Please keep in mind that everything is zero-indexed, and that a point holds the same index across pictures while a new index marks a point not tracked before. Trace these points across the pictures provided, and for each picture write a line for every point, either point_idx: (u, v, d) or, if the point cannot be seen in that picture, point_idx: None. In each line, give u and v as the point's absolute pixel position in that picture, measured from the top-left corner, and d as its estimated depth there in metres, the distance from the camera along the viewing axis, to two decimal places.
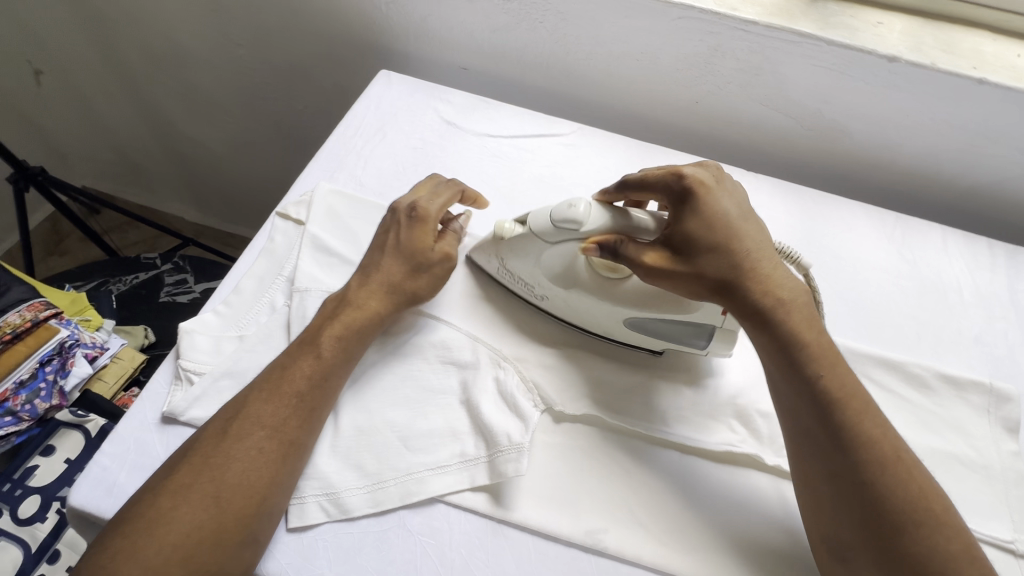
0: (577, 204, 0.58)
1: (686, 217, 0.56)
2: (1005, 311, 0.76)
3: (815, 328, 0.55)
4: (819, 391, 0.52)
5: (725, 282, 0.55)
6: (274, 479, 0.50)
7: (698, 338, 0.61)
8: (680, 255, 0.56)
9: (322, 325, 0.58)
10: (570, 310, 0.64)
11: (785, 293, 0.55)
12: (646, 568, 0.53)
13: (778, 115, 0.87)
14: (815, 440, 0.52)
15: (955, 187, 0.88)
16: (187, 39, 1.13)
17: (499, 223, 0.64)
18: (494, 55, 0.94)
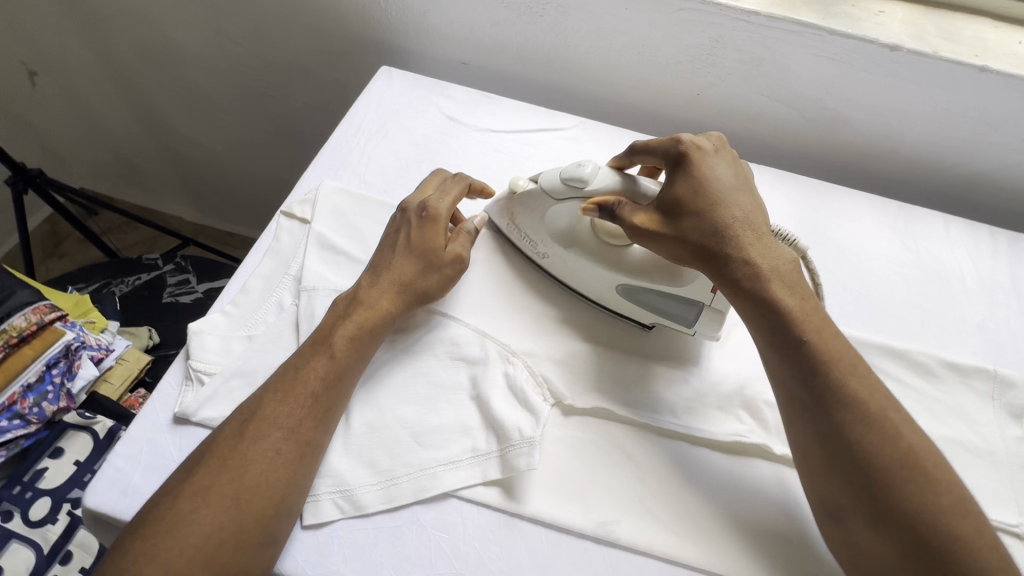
0: (587, 165, 0.62)
1: (676, 182, 0.60)
2: (1007, 297, 0.76)
3: (798, 290, 0.56)
4: (798, 349, 0.53)
5: (705, 245, 0.57)
6: (292, 480, 0.51)
7: (687, 317, 0.63)
8: (665, 218, 0.59)
9: (334, 324, 0.58)
10: (568, 270, 0.67)
11: (766, 257, 0.57)
12: (658, 558, 0.53)
13: (779, 106, 0.87)
14: (798, 402, 0.53)
15: (957, 176, 0.88)
16: (184, 36, 1.12)
17: (514, 180, 0.68)
18: (495, 49, 0.93)
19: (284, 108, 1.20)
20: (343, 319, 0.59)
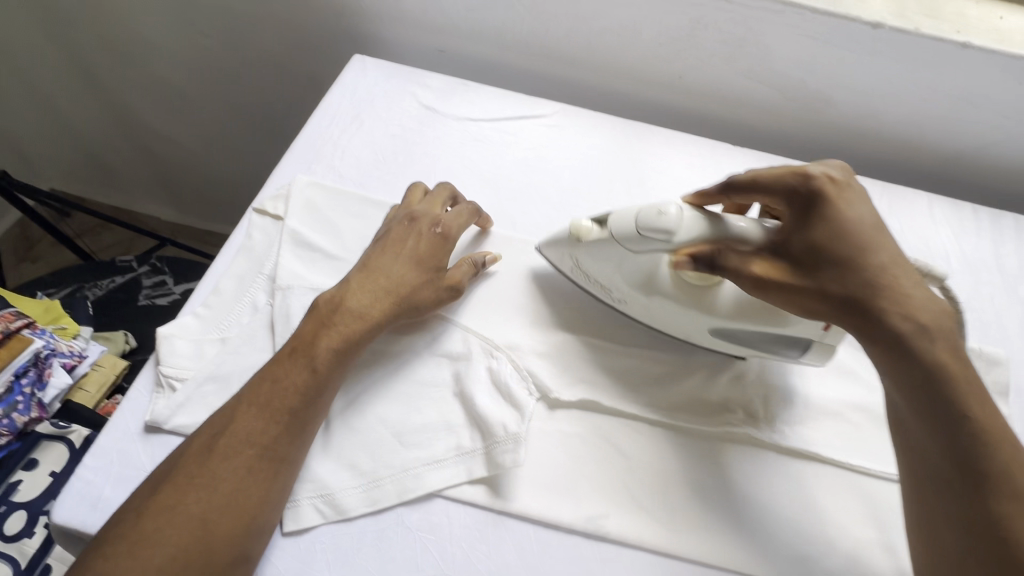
0: (667, 211, 0.54)
1: (809, 226, 0.52)
2: (991, 275, 0.77)
3: (956, 350, 0.48)
4: (953, 416, 0.45)
5: (853, 299, 0.50)
6: (263, 498, 0.48)
7: (789, 349, 0.58)
8: (797, 268, 0.51)
9: (317, 333, 0.55)
10: (651, 315, 0.61)
11: (923, 310, 0.49)
12: (648, 550, 0.53)
13: (761, 88, 0.86)
14: (937, 471, 0.46)
15: (940, 155, 0.88)
16: (150, 27, 1.08)
17: (576, 221, 0.61)
18: (471, 35, 0.91)
19: (260, 100, 1.16)
20: (324, 329, 0.55)
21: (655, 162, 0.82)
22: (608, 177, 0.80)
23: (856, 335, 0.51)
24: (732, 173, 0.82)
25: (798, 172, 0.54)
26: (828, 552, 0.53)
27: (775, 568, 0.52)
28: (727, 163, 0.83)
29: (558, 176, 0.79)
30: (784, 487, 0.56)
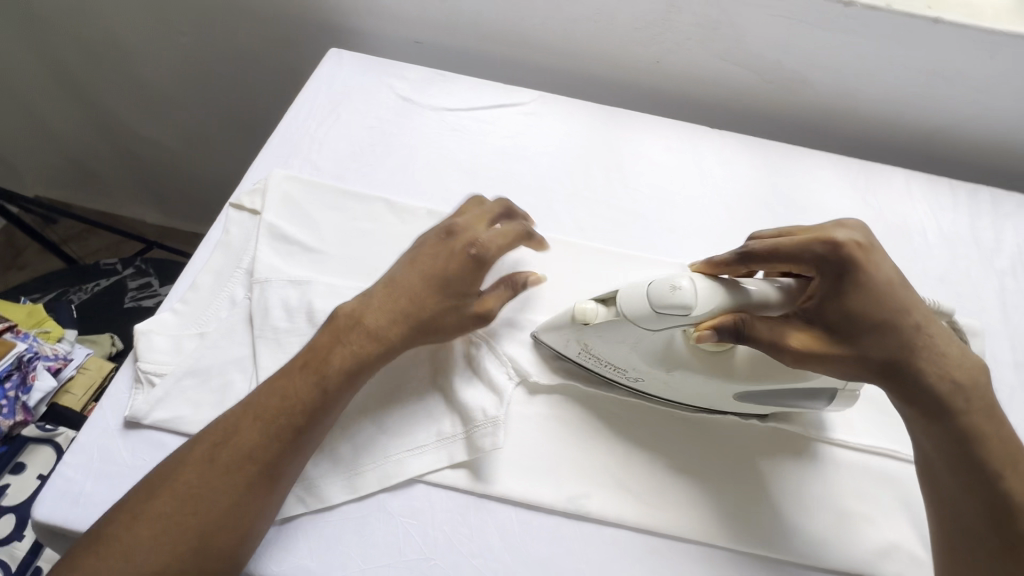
0: (682, 286, 0.48)
1: (846, 292, 0.47)
2: (968, 249, 0.77)
3: (989, 405, 0.48)
4: (985, 473, 0.46)
5: (894, 365, 0.47)
6: (258, 511, 0.48)
7: (814, 400, 0.55)
8: (838, 337, 0.47)
9: (329, 350, 0.53)
10: (670, 388, 0.56)
11: (960, 367, 0.48)
12: (630, 528, 0.53)
13: (738, 70, 0.86)
14: (967, 522, 0.46)
15: (918, 132, 0.88)
16: (125, 26, 1.07)
17: (580, 304, 0.54)
18: (448, 26, 0.90)
19: (240, 98, 1.15)
20: (339, 346, 0.54)
21: (634, 147, 0.82)
22: (586, 163, 0.80)
23: (892, 395, 0.48)
24: (710, 156, 0.82)
25: (825, 238, 0.48)
26: (808, 527, 0.54)
27: (755, 541, 0.53)
28: (705, 145, 0.83)
29: (536, 163, 0.79)
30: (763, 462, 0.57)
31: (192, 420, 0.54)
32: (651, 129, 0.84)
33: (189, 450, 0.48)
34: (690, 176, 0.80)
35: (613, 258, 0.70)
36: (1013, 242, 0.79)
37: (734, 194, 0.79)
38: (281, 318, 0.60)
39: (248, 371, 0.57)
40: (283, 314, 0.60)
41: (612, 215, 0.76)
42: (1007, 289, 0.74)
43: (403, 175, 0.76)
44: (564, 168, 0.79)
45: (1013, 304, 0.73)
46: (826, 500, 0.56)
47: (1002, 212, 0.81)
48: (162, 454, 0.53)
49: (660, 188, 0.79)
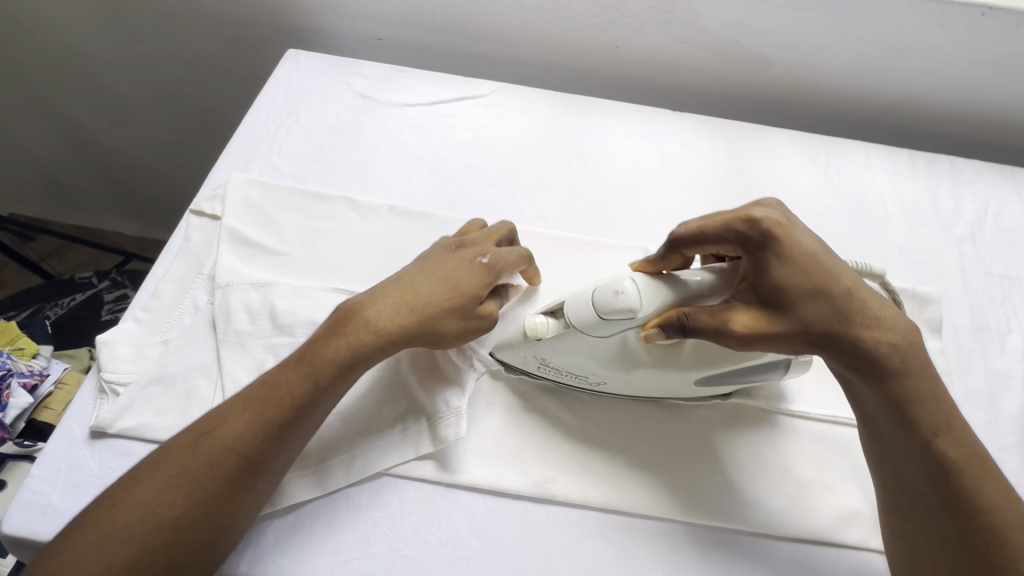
0: (624, 289, 0.49)
1: (773, 266, 0.47)
2: (927, 218, 0.78)
3: (928, 366, 0.48)
4: (925, 433, 0.47)
5: (832, 335, 0.47)
6: (232, 507, 0.47)
7: (772, 372, 0.57)
8: (777, 312, 0.47)
9: (321, 345, 0.52)
10: (633, 385, 0.57)
11: (893, 329, 0.47)
12: (597, 508, 0.54)
13: (697, 51, 0.86)
14: (911, 482, 0.48)
15: (877, 104, 0.89)
16: (85, 35, 1.05)
17: (529, 320, 0.54)
18: (406, 21, 0.90)
19: (208, 105, 1.15)
20: (333, 337, 0.52)
21: (596, 134, 0.83)
22: (548, 152, 0.80)
23: (837, 366, 0.49)
24: (672, 138, 0.83)
25: (745, 217, 0.49)
26: (768, 499, 0.55)
27: (717, 514, 0.54)
28: (667, 128, 0.84)
29: (498, 154, 0.80)
30: (722, 437, 0.58)
31: (158, 427, 0.55)
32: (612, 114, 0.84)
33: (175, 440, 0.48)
34: (652, 159, 0.81)
35: (576, 244, 0.71)
36: (972, 209, 0.80)
37: (695, 176, 0.79)
38: (244, 322, 0.60)
39: (213, 375, 0.58)
40: (246, 317, 0.61)
41: (575, 201, 0.76)
42: (966, 255, 0.75)
43: (364, 172, 0.76)
44: (526, 158, 0.79)
45: (971, 270, 0.74)
46: (785, 471, 0.57)
47: (961, 179, 0.82)
48: (130, 462, 0.54)
49: (622, 173, 0.79)
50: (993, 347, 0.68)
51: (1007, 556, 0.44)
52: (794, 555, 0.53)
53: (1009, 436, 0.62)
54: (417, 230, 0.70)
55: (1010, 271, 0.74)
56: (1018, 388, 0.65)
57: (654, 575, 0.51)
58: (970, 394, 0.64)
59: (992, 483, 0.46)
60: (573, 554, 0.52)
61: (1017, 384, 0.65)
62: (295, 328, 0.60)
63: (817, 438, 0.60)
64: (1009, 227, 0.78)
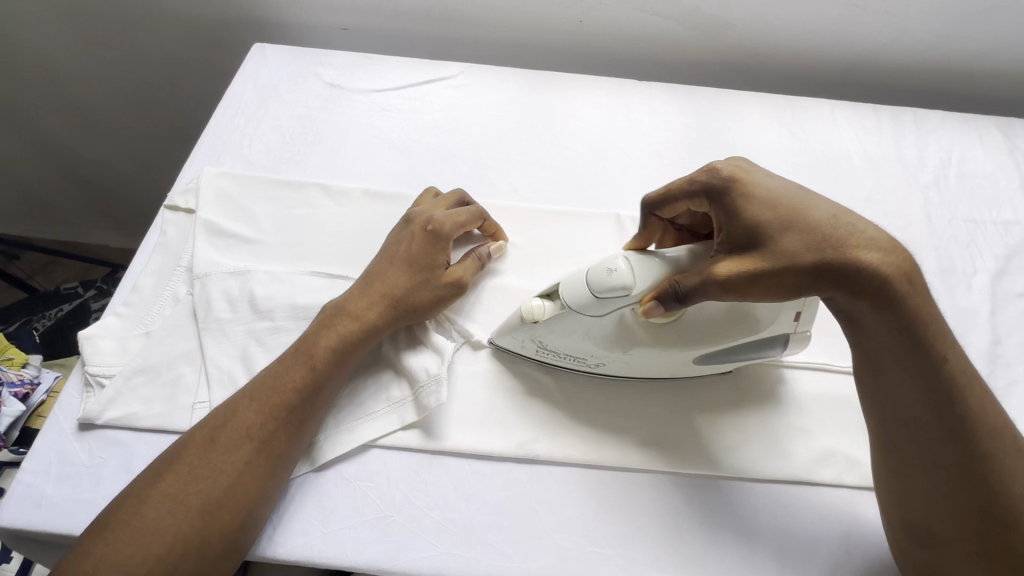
0: (617, 267, 0.50)
1: (739, 208, 0.49)
2: (892, 169, 0.80)
3: (925, 289, 0.46)
4: (928, 357, 0.45)
5: (824, 261, 0.45)
6: (263, 489, 0.49)
7: (770, 348, 0.57)
8: (758, 250, 0.47)
9: (315, 334, 0.56)
10: (633, 366, 0.58)
11: (890, 253, 0.45)
12: (580, 464, 0.56)
13: (660, 20, 0.87)
14: (914, 415, 0.46)
15: (840, 62, 0.90)
16: (47, 37, 1.02)
17: (527, 304, 0.55)
18: (370, 9, 0.90)
19: (178, 106, 1.14)
20: (325, 329, 0.56)
21: (564, 108, 0.84)
22: (517, 128, 0.81)
23: (835, 297, 0.47)
24: (638, 107, 0.84)
25: (709, 168, 0.52)
26: (747, 445, 0.57)
27: (697, 462, 0.56)
28: (633, 98, 0.85)
29: (468, 133, 0.80)
30: (697, 390, 0.60)
31: (146, 416, 0.56)
32: (579, 88, 0.85)
33: (191, 433, 0.49)
34: (620, 129, 0.82)
35: (548, 214, 0.72)
36: (936, 156, 0.81)
37: (663, 142, 0.81)
38: (224, 309, 0.61)
39: (197, 363, 0.59)
40: (225, 305, 0.62)
41: (546, 174, 0.77)
42: (932, 202, 0.77)
43: (336, 159, 0.77)
44: (495, 136, 0.80)
45: (936, 216, 0.76)
46: (761, 418, 0.59)
47: (924, 129, 0.84)
48: (120, 450, 0.55)
49: (591, 144, 0.80)
50: (960, 288, 0.70)
51: (997, 479, 0.44)
52: (773, 496, 0.55)
53: (977, 371, 0.63)
54: (391, 211, 0.71)
55: (975, 215, 0.76)
56: (986, 325, 0.67)
57: (636, 523, 0.53)
58: None
59: (988, 408, 0.46)
60: (559, 508, 0.53)
61: (984, 321, 0.67)
62: (276, 313, 0.61)
63: (792, 384, 0.62)
64: (972, 172, 0.80)
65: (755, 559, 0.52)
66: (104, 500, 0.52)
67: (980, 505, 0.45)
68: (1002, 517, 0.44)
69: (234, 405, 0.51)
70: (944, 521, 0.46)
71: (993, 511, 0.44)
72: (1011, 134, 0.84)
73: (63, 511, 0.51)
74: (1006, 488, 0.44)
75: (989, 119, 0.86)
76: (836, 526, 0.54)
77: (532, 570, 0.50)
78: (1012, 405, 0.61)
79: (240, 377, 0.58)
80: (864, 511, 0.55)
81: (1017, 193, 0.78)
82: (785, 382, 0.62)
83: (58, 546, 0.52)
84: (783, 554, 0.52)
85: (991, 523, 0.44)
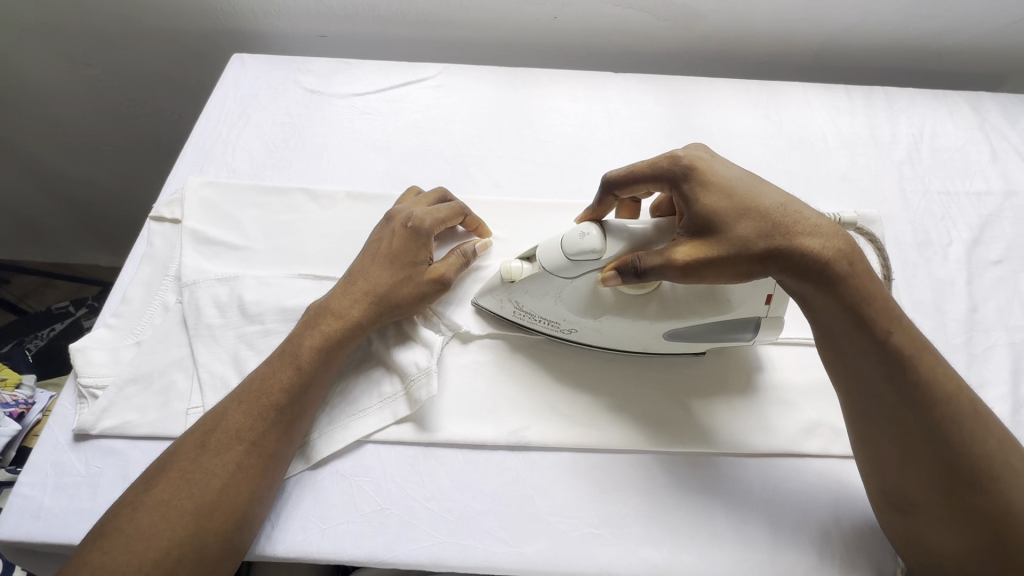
0: (588, 232, 0.53)
1: (698, 195, 0.50)
2: (866, 146, 0.81)
3: (870, 271, 0.48)
4: (878, 331, 0.46)
5: (772, 247, 0.47)
6: (254, 492, 0.49)
7: (742, 330, 0.58)
8: (713, 236, 0.49)
9: (301, 334, 0.56)
10: (604, 336, 0.59)
11: (835, 238, 0.48)
12: (572, 449, 0.57)
13: (633, 13, 0.88)
14: (874, 387, 0.47)
15: (811, 45, 0.92)
16: (22, 57, 1.00)
17: (506, 264, 0.58)
18: (346, 16, 0.91)
19: (161, 121, 1.14)
20: (310, 328, 0.57)
21: (543, 103, 0.85)
22: (498, 124, 0.83)
23: (785, 281, 0.49)
24: (616, 99, 0.85)
25: (670, 155, 0.53)
26: (735, 422, 0.58)
27: (687, 440, 0.57)
28: (610, 89, 0.86)
29: (449, 132, 0.81)
30: (682, 370, 0.61)
31: (140, 423, 0.56)
32: (557, 83, 0.87)
33: (181, 439, 0.50)
34: (599, 121, 0.83)
35: (531, 206, 0.73)
36: (909, 133, 0.83)
37: (642, 131, 0.82)
38: (214, 315, 0.62)
39: (189, 369, 0.60)
40: (215, 311, 0.62)
41: (527, 168, 0.78)
42: (906, 176, 0.79)
43: (320, 163, 0.78)
44: (476, 133, 0.81)
45: (911, 189, 0.77)
46: (746, 393, 0.60)
47: (896, 107, 0.85)
48: (115, 459, 0.55)
49: (570, 137, 0.82)
50: (937, 258, 0.71)
51: (965, 444, 0.45)
52: (762, 469, 0.56)
53: (957, 338, 0.65)
54: (376, 212, 0.72)
55: (948, 187, 0.78)
56: (963, 293, 0.68)
57: (629, 503, 0.54)
58: (917, 304, 0.67)
59: (947, 376, 0.46)
60: (552, 494, 0.54)
61: (961, 289, 0.69)
62: (265, 316, 0.62)
63: (776, 360, 0.63)
64: (944, 146, 0.82)
65: (747, 531, 0.53)
66: (102, 508, 0.52)
67: (949, 471, 0.45)
68: (975, 480, 0.44)
69: (225, 408, 0.51)
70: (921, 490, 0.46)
71: (964, 476, 0.45)
72: (980, 108, 0.86)
73: (61, 521, 0.51)
74: (974, 451, 0.45)
75: (959, 94, 0.88)
76: (824, 494, 0.55)
77: (529, 555, 0.51)
78: (990, 369, 0.63)
79: (232, 380, 0.58)
80: (850, 479, 0.56)
81: (988, 165, 0.80)
82: (768, 358, 0.63)
83: (58, 556, 0.53)
84: (775, 525, 0.53)
85: (964, 488, 0.45)
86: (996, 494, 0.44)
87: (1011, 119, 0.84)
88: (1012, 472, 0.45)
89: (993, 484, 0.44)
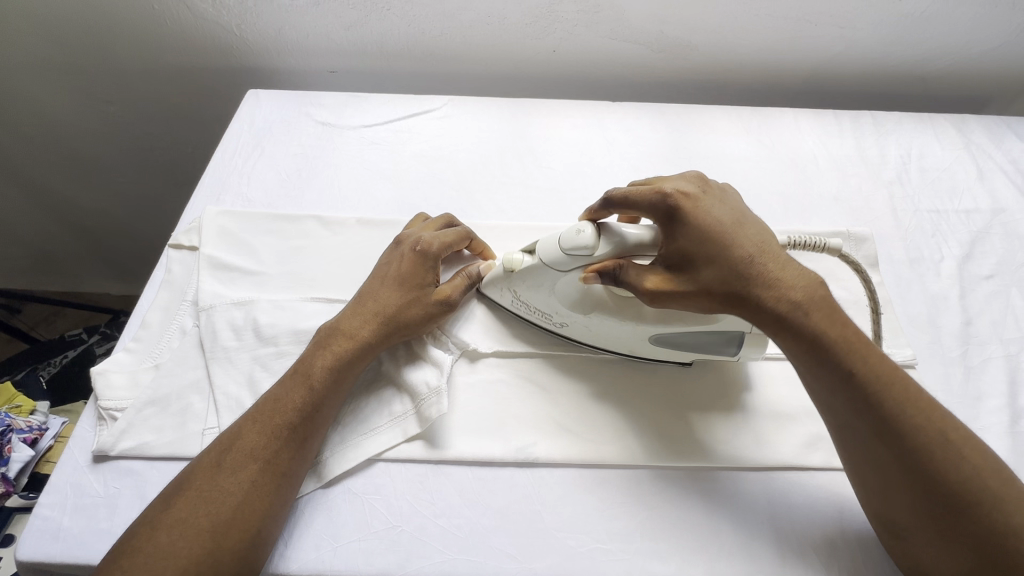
0: (584, 230, 0.55)
1: (676, 235, 0.52)
2: (857, 167, 0.85)
3: (833, 314, 0.50)
4: (838, 368, 0.48)
5: (733, 293, 0.50)
6: (267, 511, 0.50)
7: (725, 345, 0.60)
8: (681, 276, 0.52)
9: (312, 356, 0.58)
10: (593, 333, 0.62)
11: (797, 286, 0.50)
12: (578, 465, 0.58)
13: (628, 45, 0.93)
14: (851, 410, 0.49)
15: (800, 72, 0.96)
16: (48, 95, 1.05)
17: (508, 255, 0.62)
18: (356, 52, 0.96)
19: (177, 152, 1.18)
20: (320, 351, 0.58)
21: (543, 131, 0.89)
22: (501, 151, 0.86)
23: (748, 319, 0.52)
24: (614, 127, 0.89)
25: (658, 189, 0.54)
26: (737, 437, 0.59)
27: (691, 455, 0.58)
28: (609, 117, 0.90)
29: (454, 160, 0.85)
30: (683, 385, 0.63)
31: (157, 444, 0.58)
32: (558, 110, 0.91)
33: (198, 458, 0.51)
34: (598, 147, 0.87)
35: (534, 229, 0.75)
36: (897, 154, 0.86)
37: (642, 155, 0.86)
38: (229, 339, 0.64)
39: (205, 391, 0.61)
40: (231, 334, 0.65)
41: (529, 193, 0.81)
42: (897, 196, 0.82)
43: (331, 192, 0.81)
44: (480, 160, 0.85)
45: (902, 208, 0.80)
46: (747, 406, 0.62)
47: (884, 129, 0.89)
48: (133, 480, 0.56)
49: (571, 162, 0.85)
50: (929, 274, 0.73)
51: (953, 473, 0.45)
52: (765, 483, 0.57)
53: (953, 351, 0.66)
54: (385, 237, 0.74)
55: (937, 206, 0.80)
56: (957, 307, 0.70)
57: (636, 518, 0.54)
58: (913, 319, 0.69)
59: (918, 406, 0.47)
60: (560, 509, 0.55)
61: (955, 304, 0.70)
62: (279, 338, 0.64)
63: (776, 376, 0.64)
64: (932, 166, 0.85)
65: (755, 545, 0.53)
66: (120, 528, 0.53)
67: (931, 494, 0.46)
68: (969, 506, 0.44)
69: (238, 429, 0.53)
70: (904, 510, 0.47)
71: (959, 505, 0.45)
72: (965, 129, 0.89)
73: (79, 542, 0.52)
74: (953, 481, 0.45)
75: (944, 117, 0.91)
76: (828, 507, 0.56)
77: (538, 570, 0.52)
78: (987, 381, 0.64)
79: (247, 402, 0.60)
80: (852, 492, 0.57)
81: (976, 184, 0.83)
82: (769, 375, 0.64)
83: None
84: (781, 537, 0.54)
85: (956, 513, 0.45)
86: (984, 523, 0.44)
87: (996, 139, 0.88)
88: (996, 497, 0.44)
89: (976, 510, 0.44)
